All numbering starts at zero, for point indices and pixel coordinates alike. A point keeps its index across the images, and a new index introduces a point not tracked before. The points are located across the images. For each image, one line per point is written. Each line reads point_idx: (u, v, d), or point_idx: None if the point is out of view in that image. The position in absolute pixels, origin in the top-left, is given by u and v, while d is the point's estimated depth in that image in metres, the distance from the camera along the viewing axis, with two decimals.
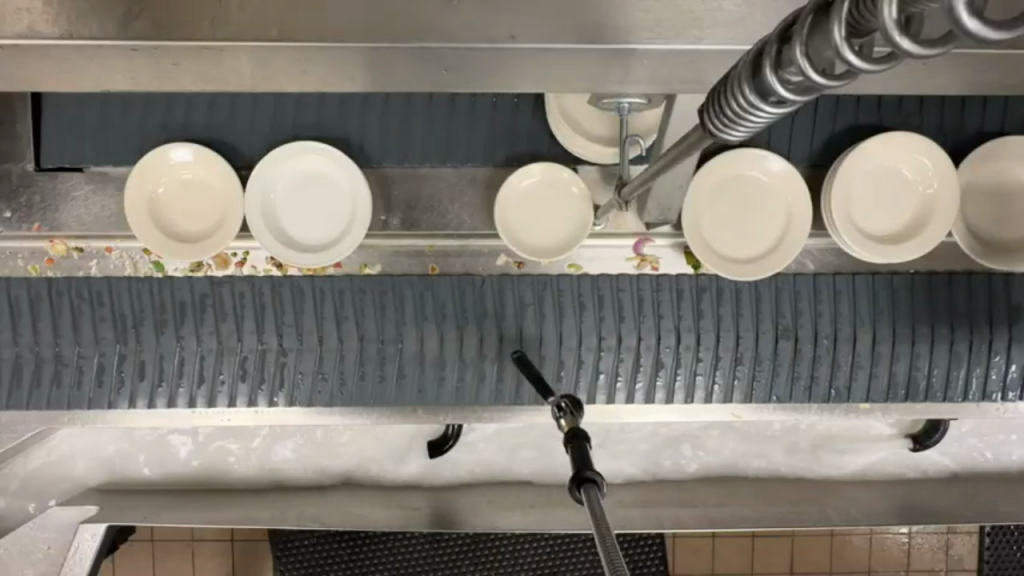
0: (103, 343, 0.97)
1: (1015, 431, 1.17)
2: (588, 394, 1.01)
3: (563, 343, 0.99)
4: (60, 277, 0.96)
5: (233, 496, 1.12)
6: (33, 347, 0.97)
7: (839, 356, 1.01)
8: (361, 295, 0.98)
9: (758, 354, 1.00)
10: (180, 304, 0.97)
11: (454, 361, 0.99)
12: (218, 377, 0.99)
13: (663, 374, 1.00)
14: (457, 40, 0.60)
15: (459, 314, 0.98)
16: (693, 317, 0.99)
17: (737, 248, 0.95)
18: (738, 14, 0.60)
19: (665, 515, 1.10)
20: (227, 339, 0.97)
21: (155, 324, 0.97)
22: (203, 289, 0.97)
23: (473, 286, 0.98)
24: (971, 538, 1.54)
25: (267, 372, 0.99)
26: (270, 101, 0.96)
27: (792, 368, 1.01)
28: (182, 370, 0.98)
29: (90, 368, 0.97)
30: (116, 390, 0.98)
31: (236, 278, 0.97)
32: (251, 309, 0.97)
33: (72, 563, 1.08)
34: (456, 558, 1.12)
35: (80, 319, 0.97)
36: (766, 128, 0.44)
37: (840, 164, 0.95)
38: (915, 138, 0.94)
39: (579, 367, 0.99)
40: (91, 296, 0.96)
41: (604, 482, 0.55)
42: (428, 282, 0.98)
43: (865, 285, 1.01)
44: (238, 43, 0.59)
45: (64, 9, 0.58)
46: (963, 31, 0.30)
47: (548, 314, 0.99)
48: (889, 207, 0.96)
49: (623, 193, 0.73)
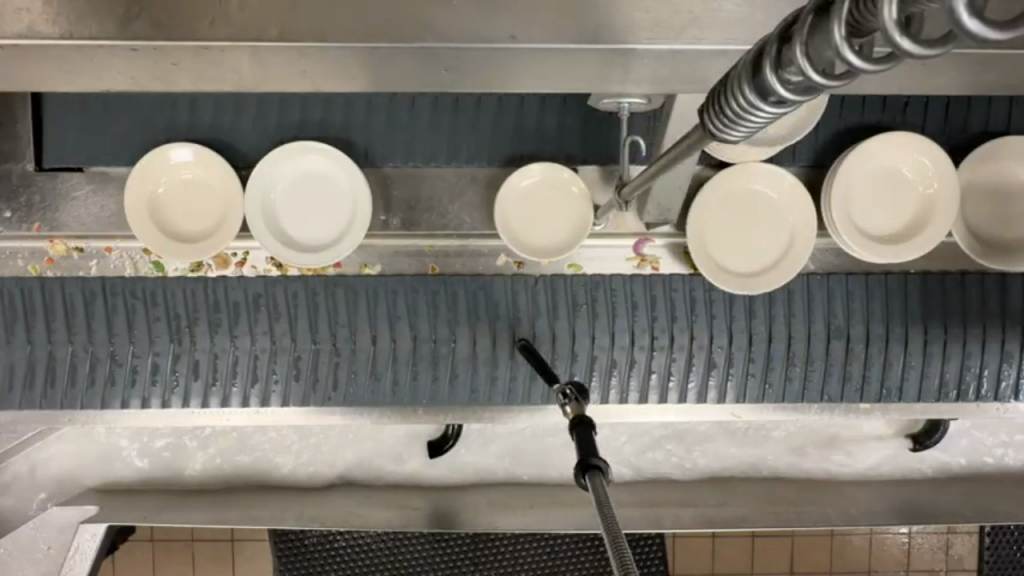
0: (157, 344, 0.97)
1: (1015, 431, 1.16)
2: (640, 394, 1.01)
3: (616, 343, 0.99)
4: (113, 278, 0.97)
5: (233, 497, 1.12)
6: (87, 346, 0.97)
7: (892, 355, 1.01)
8: (414, 295, 0.98)
9: (810, 354, 1.01)
10: (233, 303, 0.97)
11: (509, 360, 0.99)
12: (272, 377, 0.99)
13: (715, 373, 1.01)
14: (457, 40, 0.60)
15: (512, 316, 0.99)
16: (746, 317, 1.00)
17: (740, 259, 0.95)
18: (738, 14, 0.60)
19: (665, 515, 1.10)
20: (282, 339, 0.98)
21: (210, 324, 0.97)
22: (256, 289, 0.97)
23: (527, 286, 0.99)
24: (971, 537, 1.54)
25: (321, 372, 0.99)
26: (269, 102, 0.96)
27: (846, 368, 1.01)
28: (236, 370, 0.99)
29: (146, 368, 0.98)
30: (170, 389, 0.99)
31: (289, 279, 0.98)
32: (305, 308, 0.98)
33: (73, 563, 1.09)
34: (456, 557, 1.12)
35: (134, 319, 0.97)
36: (766, 128, 0.44)
37: (839, 165, 0.95)
38: (915, 138, 0.94)
39: (630, 368, 1.00)
40: (145, 296, 0.97)
41: (611, 467, 0.56)
42: (483, 282, 0.99)
43: (917, 285, 1.01)
44: (238, 44, 0.59)
45: (64, 10, 0.59)
46: (963, 31, 0.30)
47: (600, 313, 0.99)
48: (889, 208, 0.96)
49: (624, 193, 0.73)
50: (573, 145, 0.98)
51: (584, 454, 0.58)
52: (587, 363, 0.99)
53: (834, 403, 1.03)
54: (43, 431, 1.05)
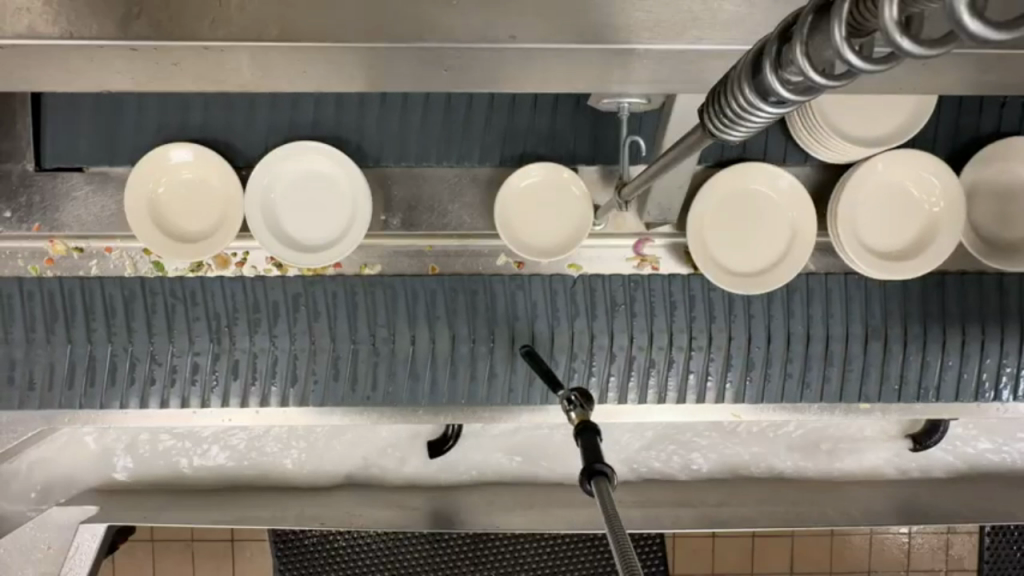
0: (198, 344, 0.97)
1: (1015, 430, 1.17)
2: (678, 394, 1.01)
3: (654, 342, 0.99)
4: (153, 277, 0.97)
5: (232, 497, 1.11)
6: (127, 347, 0.97)
7: (929, 355, 1.01)
8: (453, 295, 0.99)
9: (848, 353, 1.01)
10: (274, 303, 0.97)
11: (547, 359, 0.99)
12: (311, 377, 0.99)
13: (754, 372, 1.01)
14: (458, 39, 0.59)
15: (550, 316, 0.99)
16: (784, 318, 1.00)
17: (741, 258, 0.95)
18: (739, 14, 0.59)
19: (665, 515, 1.09)
20: (321, 339, 0.98)
21: (248, 324, 0.97)
22: (296, 289, 0.98)
23: (565, 287, 0.99)
24: (971, 537, 1.54)
25: (360, 371, 0.99)
26: (268, 101, 0.95)
27: (884, 367, 1.02)
28: (276, 370, 0.99)
29: (185, 367, 0.98)
30: (209, 387, 0.99)
31: (328, 279, 0.98)
32: (344, 308, 0.98)
33: (73, 563, 1.08)
34: (456, 557, 1.12)
35: (174, 319, 0.97)
36: (765, 128, 0.44)
37: (844, 182, 0.95)
38: (921, 155, 0.94)
39: (668, 370, 1.00)
40: (186, 296, 0.97)
41: (616, 473, 0.56)
42: (521, 282, 0.99)
43: (955, 283, 1.01)
44: (239, 44, 0.59)
45: (64, 9, 0.58)
46: (964, 32, 0.30)
47: (638, 312, 0.99)
48: (895, 226, 0.96)
49: (624, 193, 0.73)
50: (573, 146, 0.98)
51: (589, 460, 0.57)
52: (625, 363, 1.00)
53: (833, 403, 1.04)
54: (43, 430, 1.05)
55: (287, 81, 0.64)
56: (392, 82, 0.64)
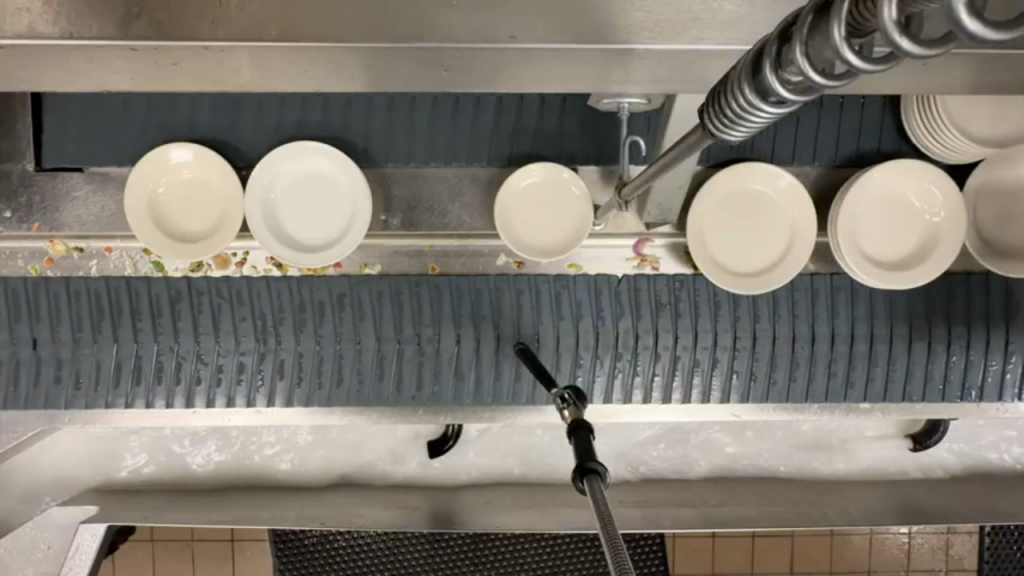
0: (243, 344, 0.98)
1: (1015, 430, 1.17)
2: (723, 393, 1.01)
3: (698, 342, 1.00)
4: (198, 278, 0.97)
5: (231, 498, 1.11)
6: (173, 346, 0.98)
7: (973, 355, 1.02)
8: (498, 294, 0.99)
9: (891, 354, 1.01)
10: (319, 303, 0.98)
11: (591, 359, 0.99)
12: (356, 378, 0.99)
13: (798, 373, 1.01)
14: (458, 39, 0.60)
15: (596, 315, 0.99)
16: (828, 318, 1.00)
17: (742, 258, 0.95)
18: (739, 14, 0.59)
19: (665, 515, 1.09)
20: (367, 339, 0.98)
21: (294, 323, 0.98)
22: (341, 289, 0.98)
23: (611, 286, 0.99)
24: (971, 537, 1.54)
25: (406, 372, 0.99)
26: (268, 102, 0.95)
27: (928, 368, 1.02)
28: (322, 370, 0.99)
29: (231, 366, 0.99)
30: (255, 387, 0.99)
31: (374, 279, 0.98)
32: (389, 308, 0.98)
33: (73, 563, 1.07)
34: (456, 557, 1.11)
35: (220, 319, 0.98)
36: (765, 128, 0.44)
37: (845, 192, 0.95)
38: (921, 164, 0.94)
39: (712, 369, 1.01)
40: (231, 296, 0.97)
41: (609, 471, 0.57)
42: (565, 282, 0.99)
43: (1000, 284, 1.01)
44: (239, 44, 0.59)
45: (64, 9, 0.58)
46: (963, 32, 0.30)
47: (683, 312, 0.99)
48: (896, 234, 0.96)
49: (624, 193, 0.73)
50: (573, 146, 0.98)
51: (583, 462, 0.58)
52: (669, 363, 1.00)
53: (834, 403, 1.04)
54: (43, 430, 1.05)
55: (287, 81, 0.64)
56: (392, 82, 0.64)
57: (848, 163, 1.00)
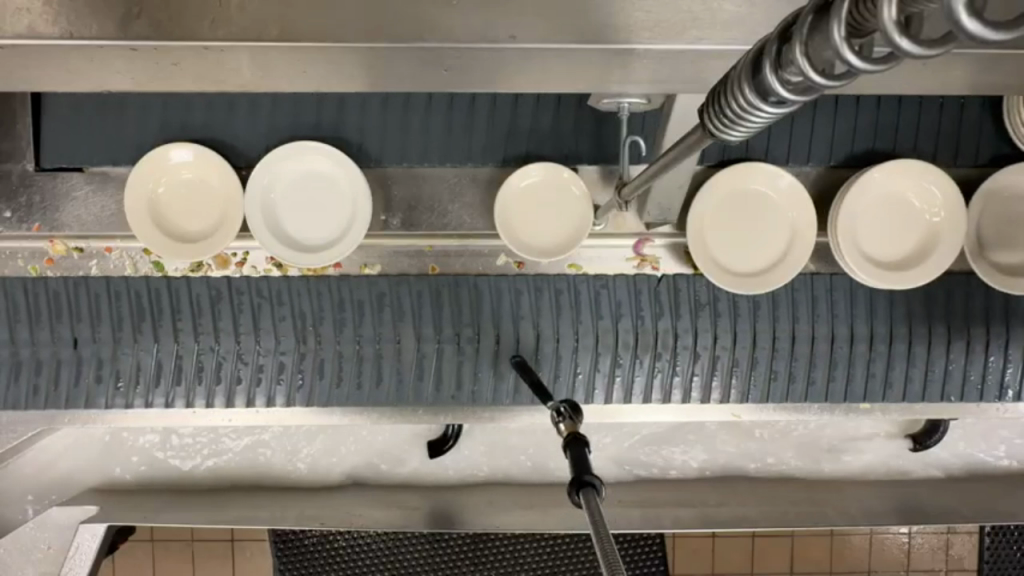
0: (283, 344, 0.98)
1: (1015, 430, 1.17)
2: (761, 394, 1.01)
3: (737, 342, 1.00)
4: (238, 277, 0.97)
5: (231, 498, 1.11)
6: (214, 345, 0.98)
7: (1011, 355, 1.02)
8: (538, 295, 0.99)
9: (930, 354, 1.01)
10: (358, 303, 0.98)
11: (630, 359, 1.00)
12: (396, 377, 0.99)
13: (837, 373, 1.01)
14: (458, 39, 0.60)
15: (635, 315, 0.99)
16: (867, 317, 1.00)
17: (741, 258, 0.95)
18: (739, 14, 0.59)
19: (665, 515, 1.09)
20: (407, 339, 0.98)
21: (334, 323, 0.98)
22: (381, 289, 0.98)
23: (649, 286, 0.99)
24: (971, 537, 1.54)
25: (445, 370, 0.99)
26: (268, 102, 0.95)
27: (966, 369, 1.02)
28: (362, 371, 0.99)
29: (271, 366, 0.99)
30: (294, 387, 0.99)
31: (413, 279, 0.98)
32: (429, 307, 0.98)
33: (73, 563, 1.07)
34: (456, 557, 1.11)
35: (260, 318, 0.98)
36: (765, 128, 0.44)
37: (845, 192, 0.95)
38: (922, 165, 0.94)
39: (750, 369, 1.01)
40: (271, 296, 0.98)
41: (605, 487, 0.56)
42: (605, 281, 0.99)
43: None
44: (239, 44, 0.59)
45: (64, 10, 0.58)
46: (963, 32, 0.30)
47: (722, 312, 0.99)
48: (896, 234, 0.96)
49: (624, 193, 0.73)
50: (573, 146, 0.98)
51: (579, 473, 0.57)
52: (708, 363, 1.00)
53: (834, 403, 1.03)
54: (43, 430, 1.05)
55: (287, 82, 0.64)
56: (392, 82, 0.64)
57: (847, 164, 1.00)
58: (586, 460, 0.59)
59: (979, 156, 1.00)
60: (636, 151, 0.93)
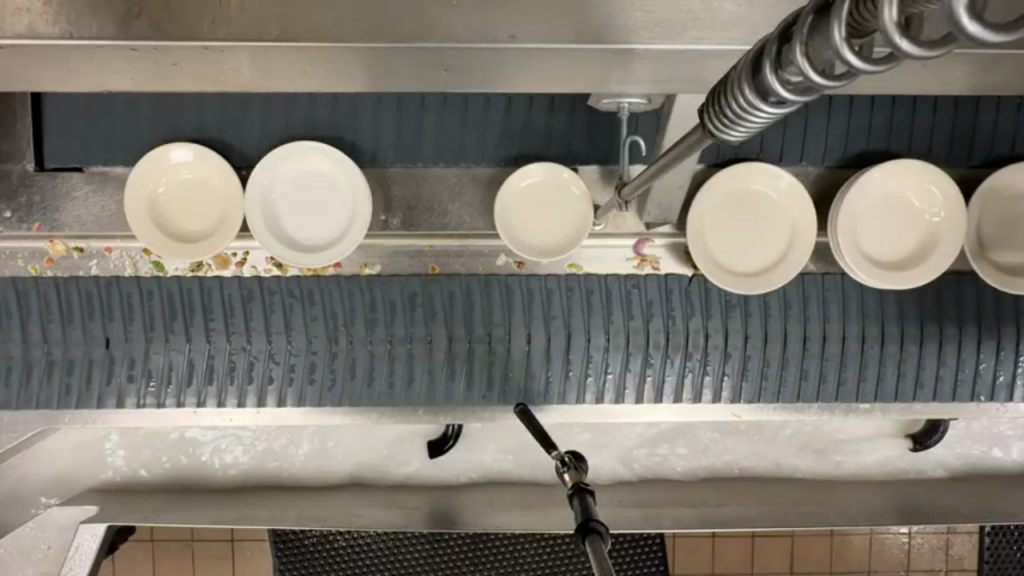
0: (315, 343, 0.98)
1: (1015, 430, 1.17)
2: (795, 393, 1.01)
3: (767, 343, 1.00)
4: (270, 278, 0.97)
5: (231, 498, 1.11)
6: (246, 345, 0.98)
7: None
8: (569, 295, 0.99)
9: (961, 354, 1.01)
10: (391, 302, 0.98)
11: (661, 359, 1.00)
12: (425, 376, 0.99)
13: (868, 373, 1.01)
14: (458, 39, 0.59)
15: (666, 315, 0.99)
16: (897, 317, 1.01)
17: (741, 258, 0.95)
18: (740, 14, 0.59)
19: (665, 515, 1.09)
20: (439, 339, 0.98)
21: (366, 322, 0.98)
22: (413, 289, 0.98)
23: (681, 286, 1.00)
24: (971, 537, 1.54)
25: (477, 370, 0.99)
26: (268, 102, 0.95)
27: (997, 369, 1.02)
28: (393, 371, 0.99)
29: (303, 366, 0.99)
30: (326, 388, 0.99)
31: (447, 279, 0.98)
32: (461, 307, 0.98)
33: (73, 563, 1.07)
34: (456, 558, 1.11)
35: (292, 318, 0.98)
36: (765, 128, 0.44)
37: (845, 192, 0.95)
38: (922, 165, 0.94)
39: (781, 370, 1.01)
40: (303, 296, 0.98)
41: (609, 535, 0.59)
42: (637, 281, 0.99)
43: None
44: (239, 44, 0.59)
45: (64, 9, 0.58)
46: (964, 33, 0.30)
47: (754, 311, 1.00)
48: (896, 234, 0.96)
49: (624, 193, 0.73)
50: (573, 146, 0.97)
51: (584, 523, 0.60)
52: (739, 363, 1.00)
53: (834, 403, 1.03)
54: (43, 430, 1.05)
55: (287, 81, 0.64)
56: (392, 82, 0.64)
57: (847, 163, 1.00)
58: (591, 513, 0.62)
59: (979, 156, 1.00)
60: (636, 151, 0.93)
